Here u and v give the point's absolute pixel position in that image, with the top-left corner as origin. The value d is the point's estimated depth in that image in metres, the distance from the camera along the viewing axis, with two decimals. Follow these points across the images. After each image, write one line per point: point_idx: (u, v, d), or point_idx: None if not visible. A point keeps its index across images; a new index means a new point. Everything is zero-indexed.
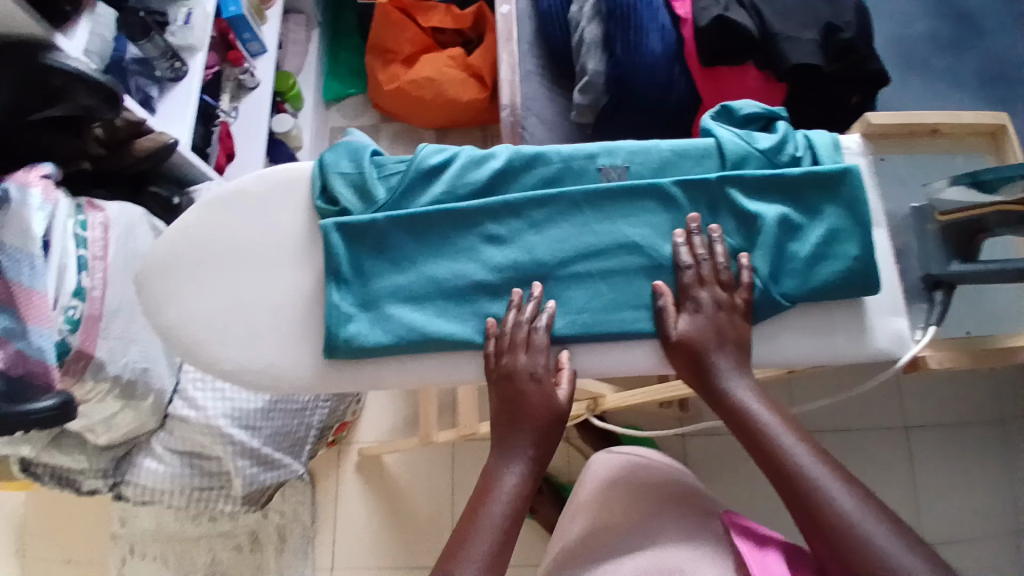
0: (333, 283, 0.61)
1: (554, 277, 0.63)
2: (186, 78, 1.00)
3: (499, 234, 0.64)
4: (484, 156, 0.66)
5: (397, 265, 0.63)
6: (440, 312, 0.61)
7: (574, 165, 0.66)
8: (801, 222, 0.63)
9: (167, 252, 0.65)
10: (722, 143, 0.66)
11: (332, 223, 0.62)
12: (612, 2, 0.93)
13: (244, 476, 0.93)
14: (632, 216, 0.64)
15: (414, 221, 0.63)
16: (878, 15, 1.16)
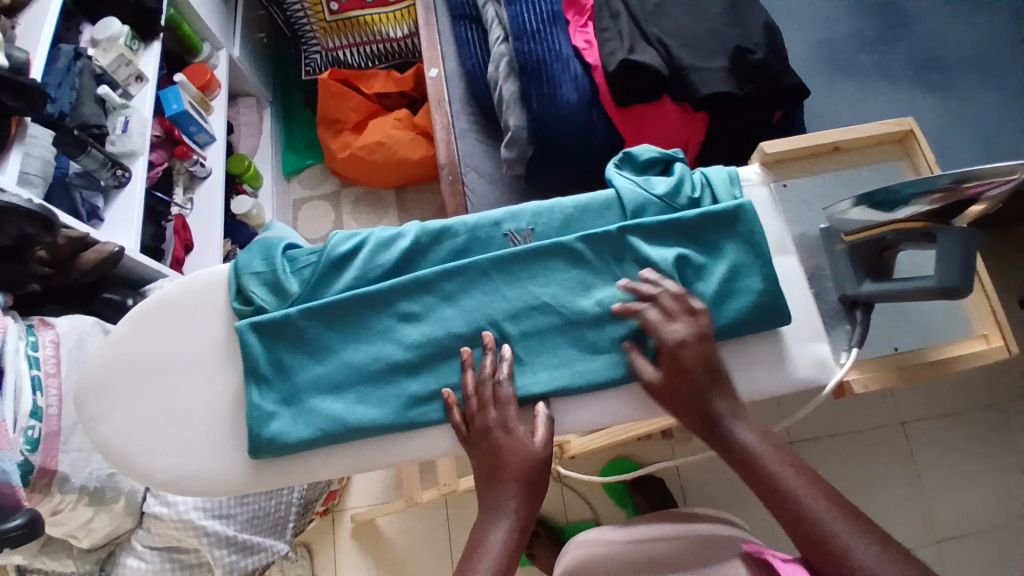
0: (253, 385, 0.64)
1: (469, 348, 0.64)
2: (129, 182, 1.05)
3: (412, 312, 0.65)
4: (392, 237, 0.68)
5: (316, 355, 0.65)
6: (360, 398, 0.63)
7: (480, 234, 0.68)
8: (701, 262, 0.64)
9: (99, 370, 0.67)
10: (620, 194, 0.68)
11: (246, 324, 0.64)
12: (523, 58, 0.96)
13: (224, 565, 0.94)
14: (540, 276, 0.66)
15: (327, 311, 0.65)
16: (799, 25, 1.17)
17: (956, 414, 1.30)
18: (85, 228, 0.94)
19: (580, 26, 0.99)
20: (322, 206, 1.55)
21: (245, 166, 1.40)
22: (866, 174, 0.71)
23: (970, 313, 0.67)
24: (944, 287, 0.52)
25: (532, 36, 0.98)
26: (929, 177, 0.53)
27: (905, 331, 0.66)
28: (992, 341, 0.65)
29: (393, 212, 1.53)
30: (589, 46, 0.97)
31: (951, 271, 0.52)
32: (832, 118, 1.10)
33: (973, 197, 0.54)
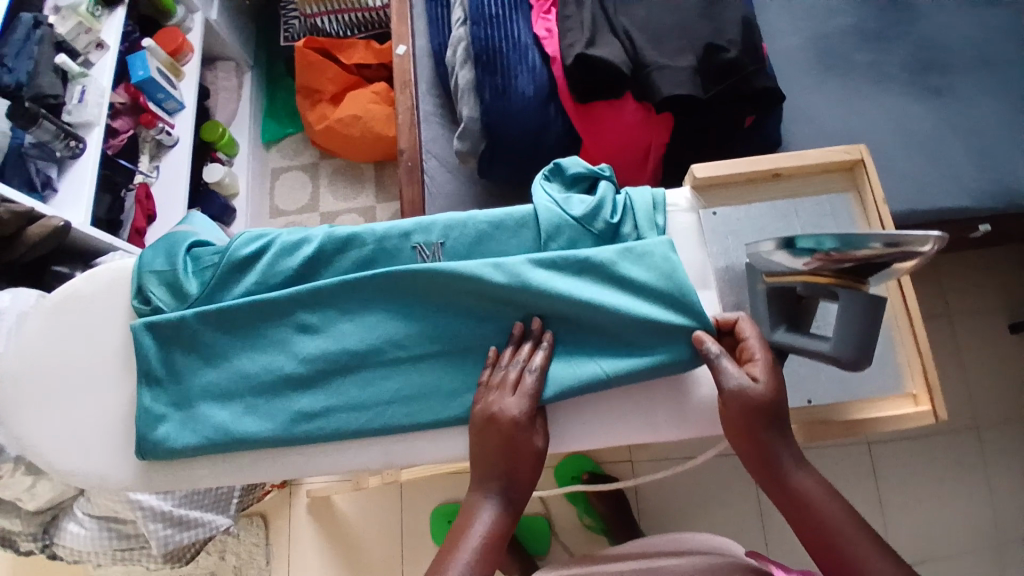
0: (145, 387, 0.64)
1: (363, 366, 0.63)
2: (83, 155, 1.03)
3: (310, 324, 0.64)
4: (298, 242, 0.66)
5: (211, 360, 0.65)
6: (249, 408, 0.63)
7: (388, 246, 0.65)
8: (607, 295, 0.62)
9: (12, 364, 0.67)
10: (538, 212, 0.65)
11: (141, 324, 0.64)
12: (478, 45, 0.91)
13: (159, 538, 0.95)
14: (443, 295, 0.63)
15: (223, 317, 0.64)
16: (793, 16, 1.08)
17: (925, 434, 1.17)
18: (31, 202, 0.93)
19: (543, 13, 0.94)
20: (300, 177, 1.52)
21: (219, 134, 1.37)
22: (807, 205, 0.67)
23: (901, 368, 0.64)
24: (835, 355, 0.52)
25: (491, 21, 0.93)
26: (850, 237, 0.49)
27: (825, 383, 0.63)
28: (919, 402, 0.62)
29: (370, 187, 1.49)
30: (549, 35, 0.92)
31: (845, 342, 0.52)
32: (818, 121, 1.02)
33: (882, 263, 0.51)
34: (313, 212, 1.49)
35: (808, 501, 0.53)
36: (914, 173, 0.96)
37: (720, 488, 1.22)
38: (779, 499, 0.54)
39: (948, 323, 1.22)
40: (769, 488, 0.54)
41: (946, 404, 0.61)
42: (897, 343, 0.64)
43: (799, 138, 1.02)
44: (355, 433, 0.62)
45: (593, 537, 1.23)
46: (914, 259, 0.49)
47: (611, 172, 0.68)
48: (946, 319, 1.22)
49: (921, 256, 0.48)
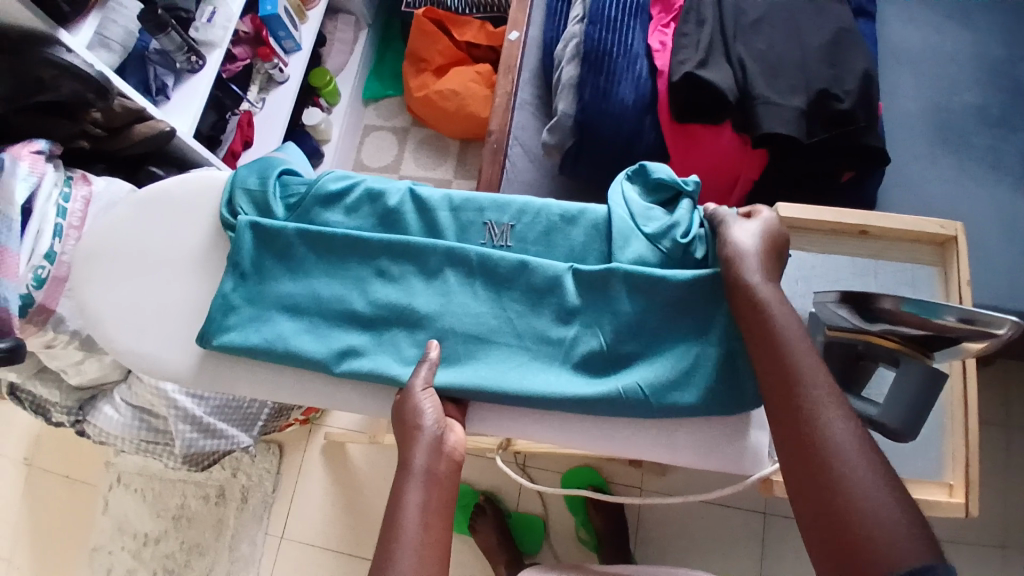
0: (230, 275, 0.66)
1: (419, 326, 0.64)
2: (201, 70, 1.10)
3: (390, 272, 0.66)
4: (381, 192, 0.68)
5: (293, 273, 0.67)
6: (311, 328, 0.66)
7: (461, 217, 0.67)
8: (672, 341, 0.61)
9: (97, 239, 0.72)
10: (613, 218, 0.64)
11: (246, 222, 0.66)
12: (590, 44, 0.92)
13: (183, 439, 0.99)
14: (519, 279, 0.64)
15: (319, 238, 0.67)
16: (917, 83, 1.03)
17: (954, 541, 1.10)
18: (143, 103, 1.00)
19: (661, 26, 0.94)
20: (389, 137, 1.57)
21: (326, 81, 1.43)
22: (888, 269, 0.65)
23: (945, 457, 0.63)
24: (882, 421, 0.54)
25: (608, 23, 0.93)
26: (927, 305, 0.48)
27: None
28: (954, 494, 0.61)
29: (452, 161, 1.52)
30: (663, 48, 0.92)
31: (897, 411, 0.53)
32: (917, 192, 0.98)
33: (953, 337, 0.50)
34: (393, 173, 1.54)
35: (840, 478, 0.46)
36: (1009, 269, 0.91)
37: (723, 539, 1.18)
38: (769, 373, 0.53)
39: (1006, 435, 1.14)
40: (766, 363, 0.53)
41: (981, 502, 0.60)
42: (945, 432, 0.63)
43: (893, 205, 0.98)
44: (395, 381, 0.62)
45: (584, 552, 1.22)
46: (985, 341, 0.48)
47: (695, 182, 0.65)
48: (1006, 430, 1.14)
49: (993, 339, 0.48)
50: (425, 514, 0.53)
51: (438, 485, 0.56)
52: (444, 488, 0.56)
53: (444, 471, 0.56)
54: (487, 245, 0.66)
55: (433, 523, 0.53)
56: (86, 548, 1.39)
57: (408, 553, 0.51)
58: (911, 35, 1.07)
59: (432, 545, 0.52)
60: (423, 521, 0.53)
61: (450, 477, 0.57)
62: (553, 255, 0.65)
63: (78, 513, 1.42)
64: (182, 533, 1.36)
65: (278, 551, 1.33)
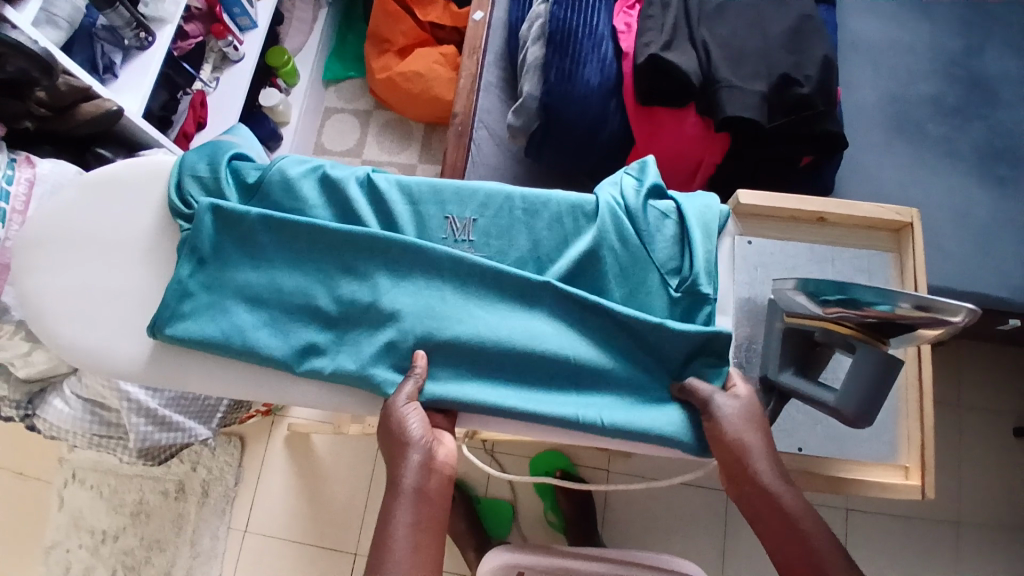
0: (188, 260, 0.63)
1: (383, 319, 0.62)
2: (152, 48, 1.05)
3: (353, 264, 0.64)
4: (339, 178, 0.66)
5: (254, 261, 0.65)
6: (271, 320, 0.63)
7: (422, 209, 0.66)
8: (639, 377, 0.61)
9: (38, 225, 0.68)
10: (596, 202, 0.64)
11: (207, 205, 0.63)
12: (556, 25, 0.91)
13: (137, 433, 0.96)
14: (484, 273, 0.63)
15: (281, 226, 0.64)
16: (875, 71, 1.05)
17: (904, 516, 1.14)
18: (91, 82, 0.95)
19: (626, 7, 0.92)
20: (351, 120, 1.53)
21: (284, 61, 1.38)
22: (846, 255, 0.67)
23: (900, 440, 0.66)
24: (838, 407, 0.54)
25: (574, 4, 0.92)
26: (883, 293, 0.50)
27: (819, 436, 0.65)
28: (909, 476, 0.65)
29: (417, 145, 1.49)
30: (628, 30, 0.90)
31: (851, 396, 0.53)
32: (874, 179, 1.00)
33: (908, 325, 0.52)
34: (355, 157, 1.50)
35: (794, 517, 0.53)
36: (960, 255, 0.94)
37: (686, 519, 1.21)
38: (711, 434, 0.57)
39: (955, 414, 1.18)
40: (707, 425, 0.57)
41: (935, 484, 0.63)
42: (901, 415, 0.66)
43: (850, 192, 1.00)
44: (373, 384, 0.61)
45: (553, 535, 1.23)
46: (940, 327, 0.50)
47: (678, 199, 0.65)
48: (956, 410, 1.19)
49: (948, 327, 0.49)
50: (416, 531, 0.52)
51: (428, 502, 0.54)
52: (433, 508, 0.54)
53: (435, 489, 0.55)
54: (449, 239, 0.65)
55: (424, 543, 0.52)
56: (39, 546, 1.34)
57: (396, 569, 0.50)
58: (869, 23, 1.08)
59: (424, 565, 0.51)
60: (414, 539, 0.52)
61: (442, 494, 0.55)
62: (516, 251, 0.64)
63: (28, 510, 1.36)
64: (141, 529, 1.32)
65: (241, 545, 1.30)
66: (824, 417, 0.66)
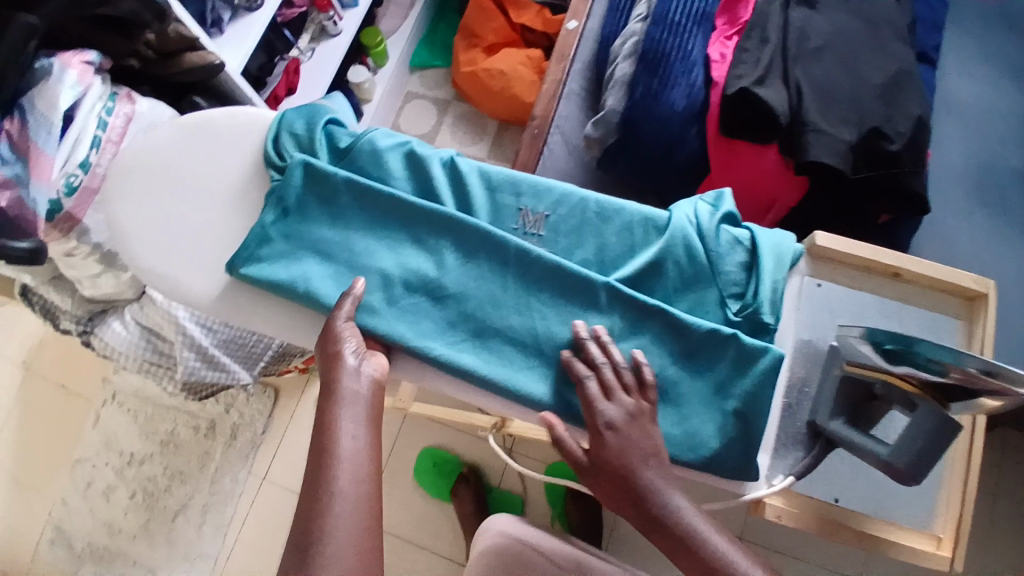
0: (274, 208, 0.67)
1: (446, 296, 0.64)
2: (259, 10, 1.09)
3: (424, 239, 0.66)
4: (425, 156, 0.68)
5: (333, 219, 0.67)
6: (337, 277, 0.65)
7: (498, 197, 0.67)
8: (683, 390, 0.59)
9: (135, 156, 0.72)
10: (672, 219, 0.63)
11: (300, 160, 0.67)
12: (650, 44, 0.91)
13: (187, 367, 1.01)
14: (548, 267, 0.63)
15: (364, 191, 0.67)
16: (966, 137, 1.03)
17: None
18: (199, 32, 0.99)
19: (723, 37, 0.91)
20: (429, 107, 1.57)
21: (376, 42, 1.43)
22: (913, 315, 0.65)
23: (937, 508, 0.64)
24: (890, 461, 0.53)
25: (672, 27, 0.92)
26: (952, 352, 0.50)
27: (857, 489, 0.64)
28: (941, 547, 0.63)
29: (488, 141, 1.52)
30: (721, 61, 0.89)
31: (906, 452, 0.52)
32: (948, 246, 0.97)
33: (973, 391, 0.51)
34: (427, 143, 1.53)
35: (680, 518, 0.54)
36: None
37: None
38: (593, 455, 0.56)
39: (995, 501, 1.13)
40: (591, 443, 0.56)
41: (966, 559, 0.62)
42: (943, 484, 0.64)
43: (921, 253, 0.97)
44: (434, 356, 0.62)
45: None
46: (1003, 398, 0.48)
47: (752, 227, 0.64)
48: (995, 497, 1.14)
49: (1014, 399, 0.48)
50: (358, 444, 0.55)
51: (365, 404, 0.57)
52: (371, 408, 0.58)
53: (369, 393, 0.58)
54: (519, 231, 0.66)
55: (362, 433, 0.56)
56: (70, 457, 1.41)
57: (346, 467, 0.53)
58: (969, 87, 1.05)
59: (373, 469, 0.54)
60: (358, 445, 0.55)
61: (375, 399, 0.58)
62: (582, 251, 0.65)
63: (67, 422, 1.43)
64: (166, 460, 1.37)
65: (258, 492, 1.33)
66: (866, 471, 0.64)
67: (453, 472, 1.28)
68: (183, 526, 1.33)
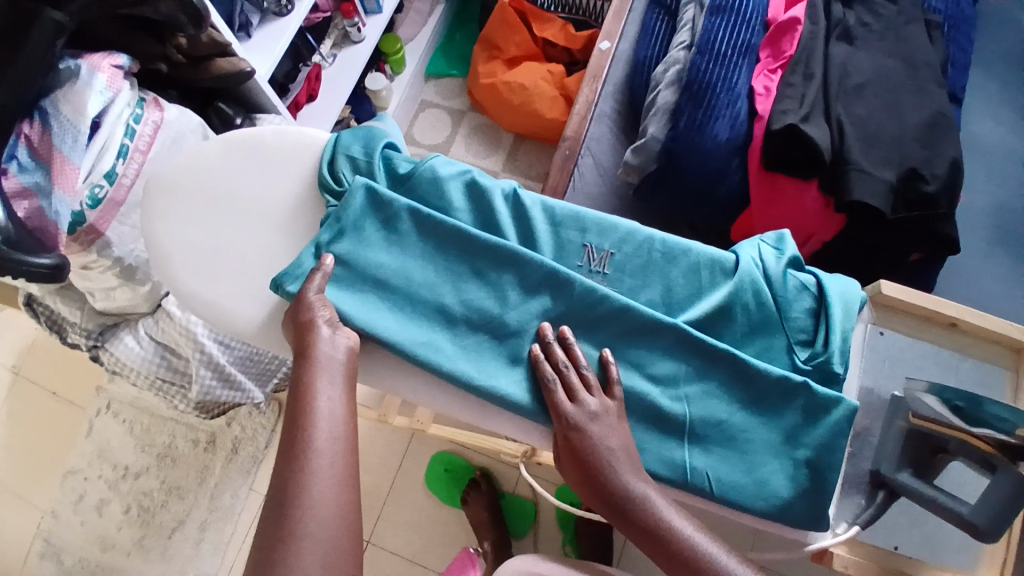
0: (330, 234, 0.64)
1: (509, 335, 0.63)
2: (288, 15, 1.06)
3: (487, 274, 0.64)
4: (487, 188, 0.67)
5: (389, 245, 0.65)
6: (396, 311, 0.63)
7: (561, 232, 0.66)
8: (752, 437, 0.60)
9: (178, 173, 0.69)
10: (741, 262, 0.63)
11: (360, 186, 0.64)
12: (694, 75, 0.92)
13: (202, 385, 0.97)
14: (616, 307, 0.62)
15: (425, 221, 0.65)
16: (986, 178, 1.05)
17: None
18: (230, 37, 0.95)
19: (768, 70, 0.91)
20: (444, 117, 1.54)
21: (396, 49, 1.41)
22: (967, 366, 0.70)
23: (981, 555, 0.70)
24: (972, 520, 0.57)
25: (716, 58, 0.92)
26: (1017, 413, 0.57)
27: (913, 539, 0.70)
28: None
29: (504, 154, 1.50)
30: (766, 94, 0.90)
31: (986, 511, 0.56)
32: (970, 286, 0.99)
33: None
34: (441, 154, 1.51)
35: (652, 512, 0.55)
36: None
37: None
38: (564, 447, 0.58)
39: None
40: (562, 437, 0.58)
41: None
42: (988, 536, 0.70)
43: (946, 293, 0.99)
44: (500, 394, 0.60)
45: None
46: None
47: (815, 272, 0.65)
48: None
49: None
50: (335, 409, 0.55)
51: (346, 380, 0.57)
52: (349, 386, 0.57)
53: (347, 368, 0.58)
54: (583, 268, 0.65)
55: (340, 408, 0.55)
56: (59, 468, 1.35)
57: (326, 441, 0.53)
58: (989, 128, 1.08)
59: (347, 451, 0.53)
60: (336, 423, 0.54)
61: (352, 373, 0.58)
62: (648, 291, 0.64)
63: (57, 430, 1.37)
64: (163, 473, 1.32)
65: (260, 508, 1.29)
66: (922, 523, 0.71)
67: (465, 478, 1.29)
68: (180, 542, 1.28)
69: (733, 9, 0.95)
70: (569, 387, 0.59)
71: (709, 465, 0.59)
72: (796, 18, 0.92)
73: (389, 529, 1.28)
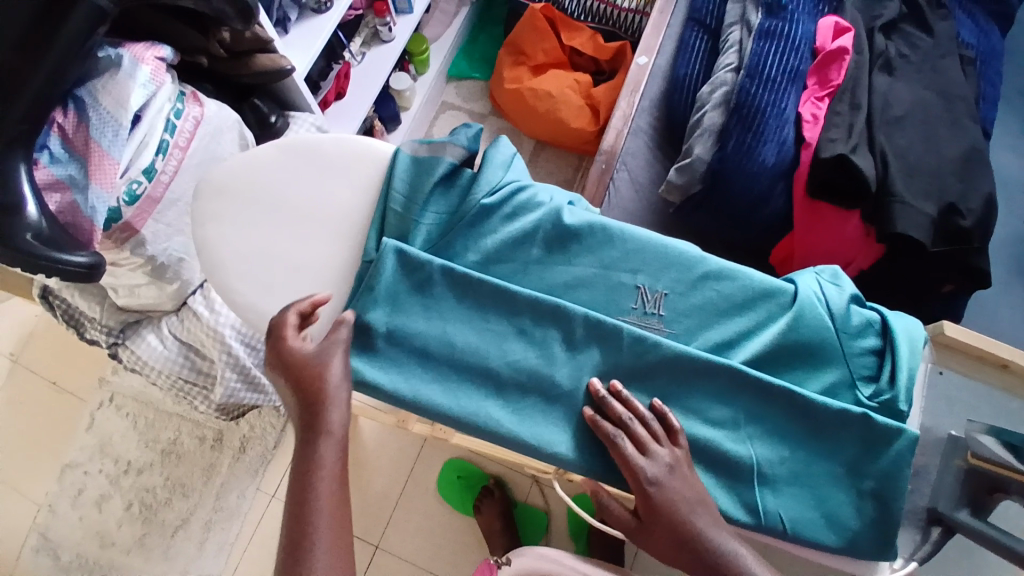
0: (369, 300, 0.62)
1: (562, 390, 0.61)
2: (327, 12, 1.03)
3: (532, 332, 0.63)
4: (523, 237, 0.65)
5: (426, 310, 0.63)
6: (440, 380, 0.62)
7: (612, 275, 0.65)
8: (820, 469, 0.61)
9: (230, 177, 0.66)
10: (800, 293, 0.64)
11: (394, 246, 0.63)
12: (743, 98, 0.92)
13: (227, 388, 0.95)
14: (673, 349, 0.61)
15: (463, 280, 0.63)
16: (1008, 212, 1.08)
17: None
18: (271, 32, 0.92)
19: (816, 98, 0.92)
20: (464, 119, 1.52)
21: (422, 49, 1.39)
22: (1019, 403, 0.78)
23: None
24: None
25: (766, 81, 0.93)
26: None
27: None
28: None
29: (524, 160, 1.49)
30: (814, 122, 0.91)
31: None
32: (989, 317, 1.02)
33: None
34: None
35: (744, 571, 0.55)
36: None
37: None
38: (647, 511, 0.56)
39: None
40: (643, 501, 0.56)
41: None
42: None
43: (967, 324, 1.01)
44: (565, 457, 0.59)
45: None
46: None
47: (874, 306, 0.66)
48: None
49: None
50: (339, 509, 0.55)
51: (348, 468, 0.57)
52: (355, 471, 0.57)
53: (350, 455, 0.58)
54: (639, 310, 0.64)
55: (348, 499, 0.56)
56: (57, 461, 1.30)
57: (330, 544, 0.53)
58: (1010, 163, 1.11)
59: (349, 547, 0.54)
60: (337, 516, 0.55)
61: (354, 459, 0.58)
62: (706, 329, 0.64)
63: (55, 422, 1.32)
64: (168, 470, 1.28)
65: (266, 509, 1.25)
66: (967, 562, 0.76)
67: (478, 485, 1.28)
68: (183, 542, 1.24)
69: (782, 34, 0.96)
70: (638, 438, 0.58)
71: (779, 501, 0.59)
72: (845, 48, 0.93)
73: (398, 535, 1.26)
